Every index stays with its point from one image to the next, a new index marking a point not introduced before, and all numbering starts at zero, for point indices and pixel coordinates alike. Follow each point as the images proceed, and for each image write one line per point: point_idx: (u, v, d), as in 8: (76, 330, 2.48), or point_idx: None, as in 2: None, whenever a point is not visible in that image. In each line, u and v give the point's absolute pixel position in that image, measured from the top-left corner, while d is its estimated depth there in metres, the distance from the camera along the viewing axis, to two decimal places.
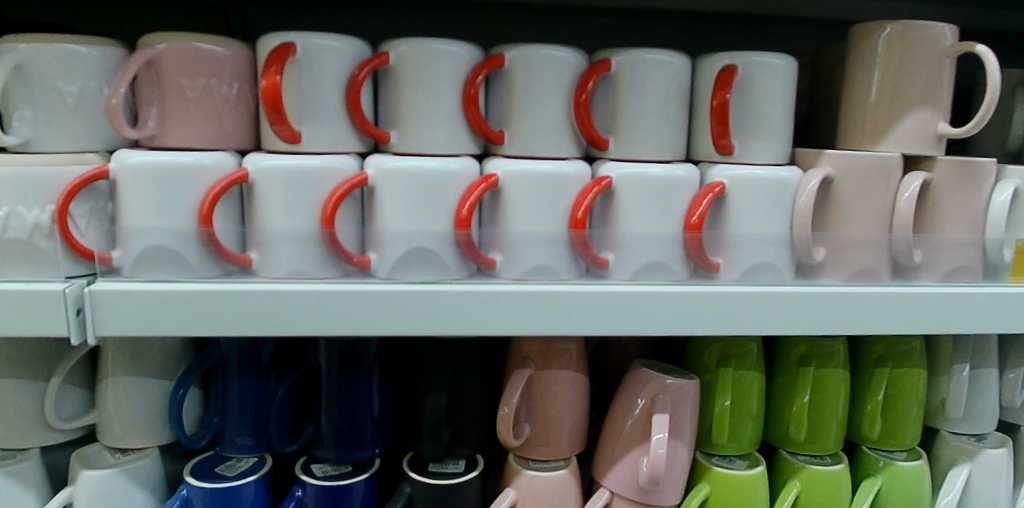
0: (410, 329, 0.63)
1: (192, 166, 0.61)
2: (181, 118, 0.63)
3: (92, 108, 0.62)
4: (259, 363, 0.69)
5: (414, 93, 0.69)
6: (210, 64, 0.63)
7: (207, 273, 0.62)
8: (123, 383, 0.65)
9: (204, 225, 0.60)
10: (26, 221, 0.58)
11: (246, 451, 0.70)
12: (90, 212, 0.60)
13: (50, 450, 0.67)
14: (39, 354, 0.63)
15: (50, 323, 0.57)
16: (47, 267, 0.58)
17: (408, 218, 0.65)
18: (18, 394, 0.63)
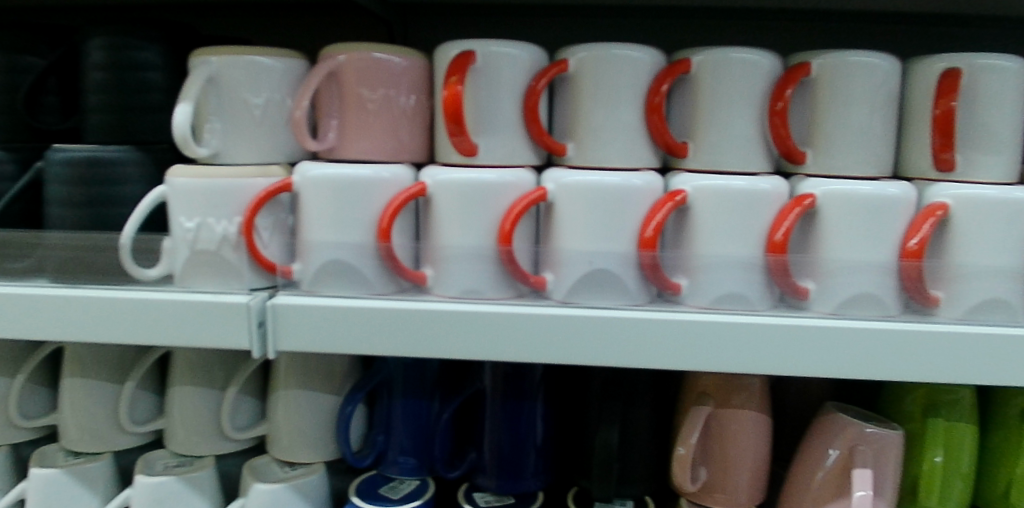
0: (591, 360, 0.58)
1: (370, 179, 0.59)
2: (359, 129, 0.61)
3: (276, 119, 0.61)
4: (424, 383, 0.66)
5: (594, 103, 0.64)
6: (389, 75, 0.62)
7: (381, 290, 0.60)
8: (294, 396, 0.64)
9: (383, 241, 0.58)
10: (215, 233, 0.57)
11: (409, 473, 0.66)
12: (273, 224, 0.59)
13: (223, 458, 0.67)
14: (217, 363, 0.64)
15: (233, 334, 0.56)
16: (233, 280, 0.58)
17: (589, 237, 0.60)
18: (197, 401, 0.63)
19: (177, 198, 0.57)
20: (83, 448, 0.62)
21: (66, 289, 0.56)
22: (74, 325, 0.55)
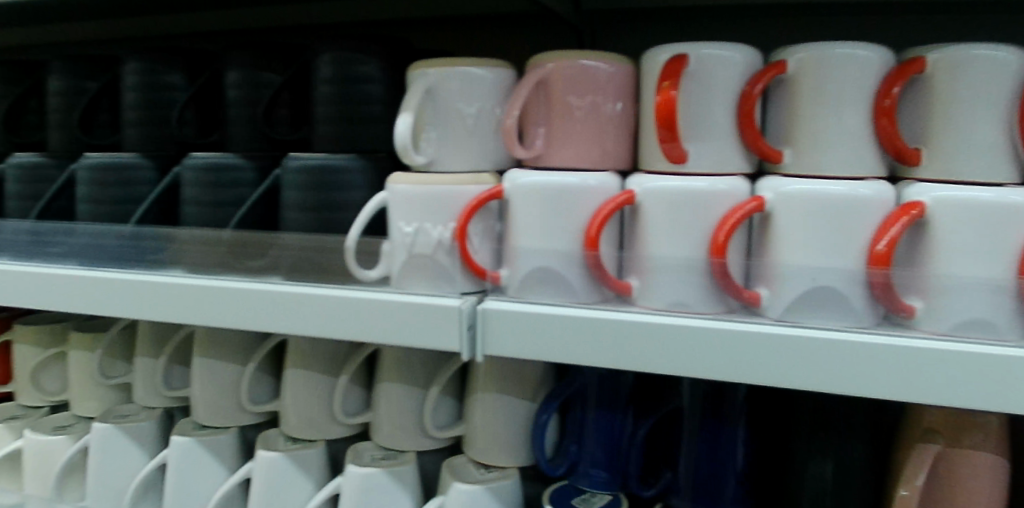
0: (823, 385, 0.51)
1: (578, 187, 0.58)
2: (567, 136, 0.61)
3: (487, 127, 0.62)
4: (616, 397, 0.65)
5: (815, 108, 0.60)
6: (597, 81, 0.61)
7: (586, 299, 0.59)
8: (491, 400, 0.65)
9: (590, 249, 0.57)
10: (431, 237, 0.59)
11: (600, 487, 0.65)
12: (483, 230, 0.61)
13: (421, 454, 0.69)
14: (422, 362, 0.66)
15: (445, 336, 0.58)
16: (446, 282, 0.60)
17: (810, 251, 0.56)
18: (403, 397, 0.66)
19: (399, 203, 0.60)
20: (302, 434, 0.66)
21: (302, 286, 0.59)
22: (301, 323, 0.58)
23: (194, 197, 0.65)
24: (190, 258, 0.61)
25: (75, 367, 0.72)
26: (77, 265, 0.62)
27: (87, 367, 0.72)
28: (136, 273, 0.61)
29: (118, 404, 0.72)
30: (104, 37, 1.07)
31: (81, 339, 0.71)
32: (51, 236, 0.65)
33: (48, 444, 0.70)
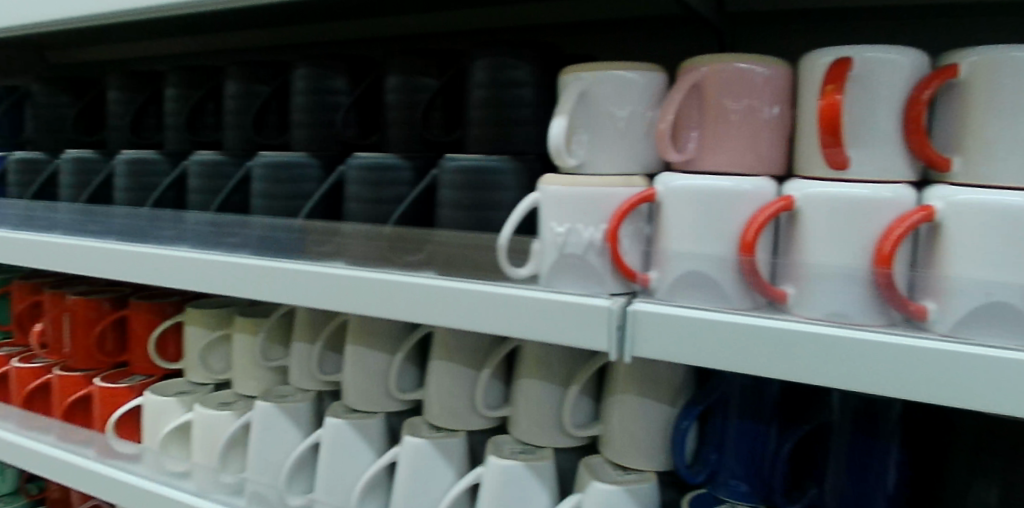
0: (1021, 414, 0.43)
1: (733, 191, 0.57)
2: (721, 140, 0.61)
3: (638, 130, 0.63)
4: (761, 406, 0.64)
5: (989, 112, 0.54)
6: (753, 85, 0.60)
7: (739, 305, 0.58)
8: (631, 402, 0.65)
9: (745, 254, 0.56)
10: (582, 238, 0.60)
11: (739, 497, 0.65)
12: (633, 232, 0.61)
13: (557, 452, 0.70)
14: (562, 360, 0.67)
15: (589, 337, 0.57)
16: (596, 283, 0.60)
17: (988, 263, 0.50)
18: (542, 394, 0.67)
19: (551, 205, 0.61)
20: (444, 423, 0.68)
21: (456, 282, 0.60)
22: (464, 318, 0.59)
23: (357, 194, 0.65)
24: (353, 252, 0.63)
25: (240, 349, 0.71)
26: (247, 254, 0.64)
27: (249, 350, 0.71)
28: (300, 265, 0.62)
29: (278, 386, 0.71)
30: (243, 46, 1.06)
31: (243, 323, 0.71)
32: (229, 226, 0.65)
33: (215, 417, 0.69)
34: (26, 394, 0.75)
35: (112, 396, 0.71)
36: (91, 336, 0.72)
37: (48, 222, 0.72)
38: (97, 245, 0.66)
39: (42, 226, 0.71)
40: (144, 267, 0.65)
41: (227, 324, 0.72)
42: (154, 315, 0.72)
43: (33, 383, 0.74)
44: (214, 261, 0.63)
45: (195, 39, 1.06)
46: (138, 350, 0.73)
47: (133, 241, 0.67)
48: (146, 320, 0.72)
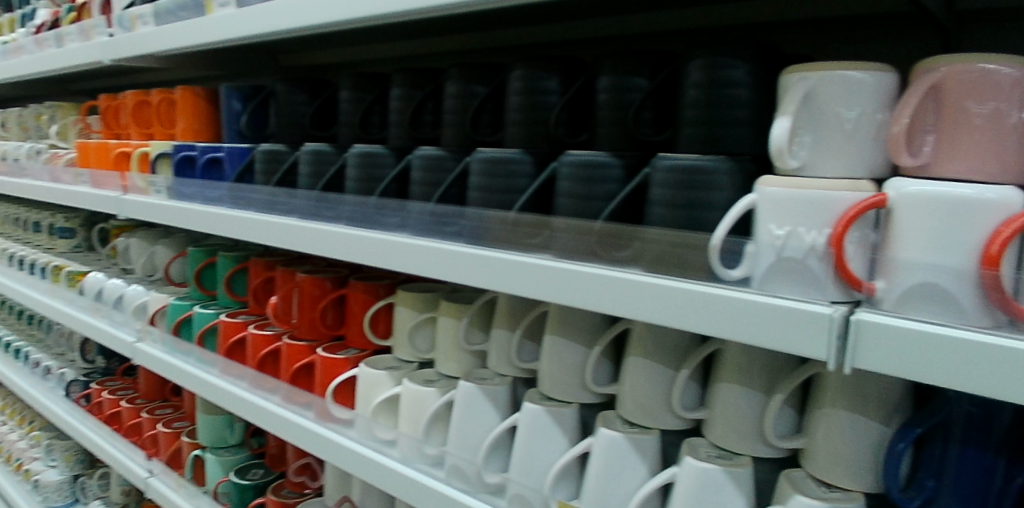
0: None
1: (976, 200, 0.43)
2: (967, 155, 0.45)
3: (866, 135, 0.53)
4: (997, 434, 0.48)
5: None
6: (1006, 85, 0.44)
7: (977, 323, 0.43)
8: (837, 416, 0.58)
9: (989, 268, 0.42)
10: (803, 242, 0.50)
11: None
12: (859, 240, 0.49)
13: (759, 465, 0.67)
14: (763, 367, 0.64)
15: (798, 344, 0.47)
16: (815, 289, 0.49)
17: None
18: (741, 400, 0.64)
19: (768, 206, 0.51)
20: (639, 420, 0.68)
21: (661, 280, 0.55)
22: (707, 323, 0.51)
23: (566, 189, 0.65)
24: (562, 245, 0.62)
25: (444, 331, 0.75)
26: (462, 244, 0.67)
27: (453, 333, 0.75)
28: (511, 255, 0.64)
29: (477, 370, 0.74)
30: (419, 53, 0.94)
31: (449, 306, 0.74)
32: (448, 216, 0.69)
33: (421, 392, 0.73)
34: (260, 358, 0.79)
35: (332, 366, 0.76)
36: (316, 309, 0.78)
37: (287, 206, 0.74)
38: (324, 227, 0.71)
39: (282, 210, 0.74)
40: (366, 251, 0.69)
41: (433, 307, 0.76)
42: (370, 294, 0.77)
43: (266, 349, 0.78)
44: (431, 248, 0.66)
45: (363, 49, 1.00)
46: (355, 326, 0.78)
47: (364, 227, 0.71)
48: (364, 299, 0.77)
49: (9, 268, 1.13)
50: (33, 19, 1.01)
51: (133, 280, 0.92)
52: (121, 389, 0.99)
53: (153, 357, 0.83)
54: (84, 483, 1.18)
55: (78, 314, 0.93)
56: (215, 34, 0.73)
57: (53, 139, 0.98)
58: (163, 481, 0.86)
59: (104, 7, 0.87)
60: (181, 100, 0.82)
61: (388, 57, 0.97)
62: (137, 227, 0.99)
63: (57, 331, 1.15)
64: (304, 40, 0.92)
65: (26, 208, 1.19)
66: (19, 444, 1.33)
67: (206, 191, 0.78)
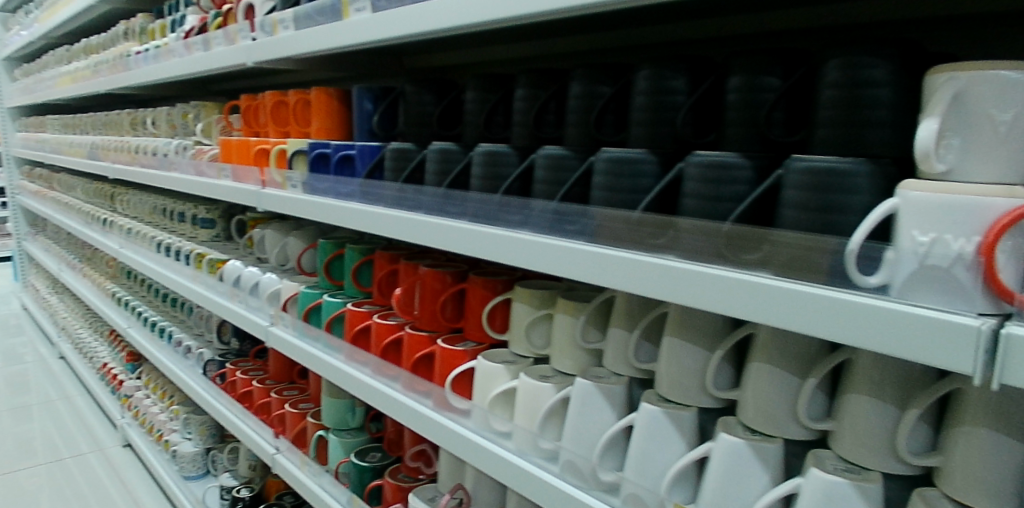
0: None
1: None
2: None
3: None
4: None
5: None
6: None
7: None
8: (977, 437, 0.49)
9: None
10: (950, 250, 0.43)
11: None
12: (1014, 247, 0.42)
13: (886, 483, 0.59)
14: (899, 379, 0.56)
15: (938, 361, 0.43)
16: (960, 300, 0.43)
17: None
18: (872, 414, 0.58)
19: (912, 212, 0.46)
20: (761, 426, 0.65)
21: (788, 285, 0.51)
22: (850, 333, 0.47)
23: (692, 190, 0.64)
24: (687, 245, 0.59)
25: (560, 327, 0.76)
26: (583, 242, 0.66)
27: (570, 331, 0.75)
28: (633, 253, 0.62)
29: (593, 368, 0.75)
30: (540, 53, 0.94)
31: (567, 304, 0.75)
32: (571, 214, 0.68)
33: (537, 387, 0.74)
34: (383, 346, 0.83)
35: (451, 357, 0.79)
36: (437, 302, 0.81)
37: (414, 202, 0.78)
38: (449, 222, 0.73)
39: (410, 206, 0.78)
40: (489, 247, 0.71)
41: (550, 304, 0.77)
42: (488, 289, 0.79)
43: (389, 337, 0.82)
44: (553, 245, 0.66)
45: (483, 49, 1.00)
46: (473, 319, 0.80)
47: (488, 224, 0.72)
48: (482, 293, 0.79)
49: (157, 255, 1.23)
50: (181, 23, 1.08)
51: (268, 269, 0.99)
52: (252, 371, 1.06)
53: (285, 341, 0.89)
54: (215, 455, 1.28)
55: (219, 300, 1.01)
56: (351, 39, 0.77)
57: (199, 136, 1.06)
58: (289, 458, 0.92)
59: (248, 13, 0.92)
60: (316, 101, 0.88)
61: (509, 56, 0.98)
62: (271, 220, 1.06)
63: (197, 314, 1.25)
64: (432, 43, 0.95)
65: (172, 199, 1.29)
66: (158, 416, 1.45)
67: (338, 187, 0.83)
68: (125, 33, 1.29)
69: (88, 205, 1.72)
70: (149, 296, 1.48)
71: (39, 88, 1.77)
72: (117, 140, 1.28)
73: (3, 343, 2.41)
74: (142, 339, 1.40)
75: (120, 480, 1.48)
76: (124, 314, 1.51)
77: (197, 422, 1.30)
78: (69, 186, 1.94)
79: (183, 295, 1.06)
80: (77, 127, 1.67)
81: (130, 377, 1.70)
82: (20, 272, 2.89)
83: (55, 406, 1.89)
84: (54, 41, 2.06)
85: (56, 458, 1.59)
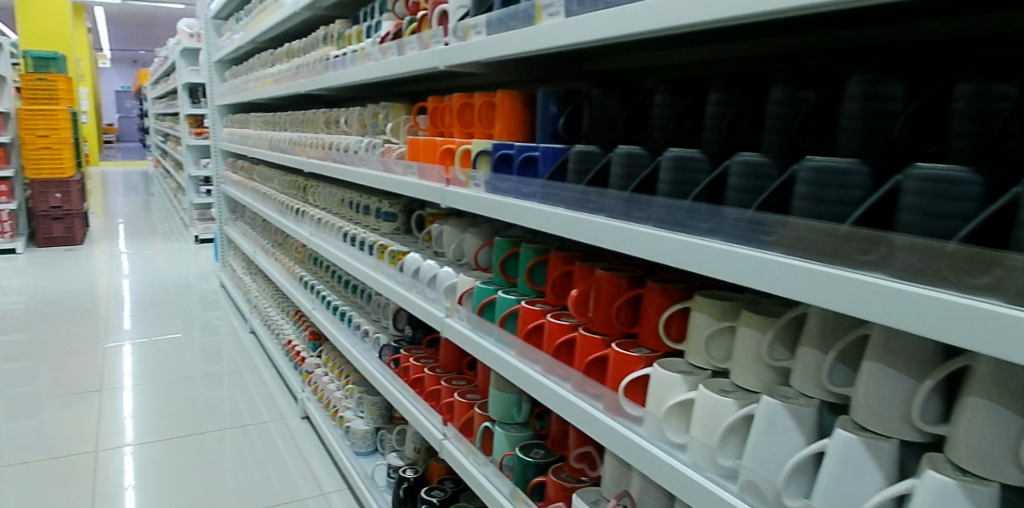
0: None
1: None
2: None
3: None
4: None
5: None
6: None
7: None
8: None
9: None
10: None
11: None
12: None
13: None
14: None
15: None
16: None
17: None
18: None
19: None
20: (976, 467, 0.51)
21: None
22: None
23: (908, 206, 0.53)
24: (898, 263, 0.51)
25: (742, 341, 0.72)
26: (781, 253, 0.59)
27: (754, 346, 0.71)
28: (837, 268, 0.54)
29: (780, 386, 0.70)
30: (732, 56, 0.91)
31: (753, 317, 0.70)
32: (763, 223, 0.62)
33: (717, 401, 0.70)
34: (555, 345, 0.84)
35: (625, 362, 0.78)
36: (612, 306, 0.81)
37: (596, 205, 0.77)
38: (633, 226, 0.72)
39: (591, 208, 0.78)
40: (672, 253, 0.68)
41: (733, 316, 0.73)
42: (665, 297, 0.78)
43: (562, 337, 0.83)
44: (734, 254, 0.62)
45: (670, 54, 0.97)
46: (648, 326, 0.79)
47: (673, 230, 0.70)
48: (659, 301, 0.78)
49: (344, 244, 1.36)
50: (378, 29, 1.19)
51: (445, 263, 1.04)
52: (423, 359, 1.14)
53: (460, 333, 0.95)
54: (383, 435, 1.37)
55: (399, 290, 1.10)
56: (536, 45, 0.79)
57: (388, 135, 1.16)
58: (455, 444, 0.98)
59: (440, 19, 0.98)
60: (501, 104, 0.91)
61: (697, 60, 0.95)
62: (448, 216, 1.12)
63: (375, 301, 1.36)
64: (618, 48, 0.95)
65: (359, 194, 1.41)
66: (333, 393, 1.58)
67: (520, 187, 0.85)
68: (325, 37, 1.43)
69: (282, 195, 1.90)
70: (332, 281, 1.61)
71: (246, 90, 1.99)
72: (314, 137, 1.44)
73: (201, 315, 2.74)
74: (325, 321, 1.54)
75: (300, 452, 1.63)
76: (309, 297, 1.66)
77: (369, 402, 1.40)
78: (265, 178, 2.16)
79: (367, 283, 1.17)
80: (277, 124, 1.86)
81: (311, 354, 1.84)
82: (218, 251, 3.26)
83: (244, 374, 2.11)
84: (258, 46, 2.32)
85: (244, 423, 1.78)
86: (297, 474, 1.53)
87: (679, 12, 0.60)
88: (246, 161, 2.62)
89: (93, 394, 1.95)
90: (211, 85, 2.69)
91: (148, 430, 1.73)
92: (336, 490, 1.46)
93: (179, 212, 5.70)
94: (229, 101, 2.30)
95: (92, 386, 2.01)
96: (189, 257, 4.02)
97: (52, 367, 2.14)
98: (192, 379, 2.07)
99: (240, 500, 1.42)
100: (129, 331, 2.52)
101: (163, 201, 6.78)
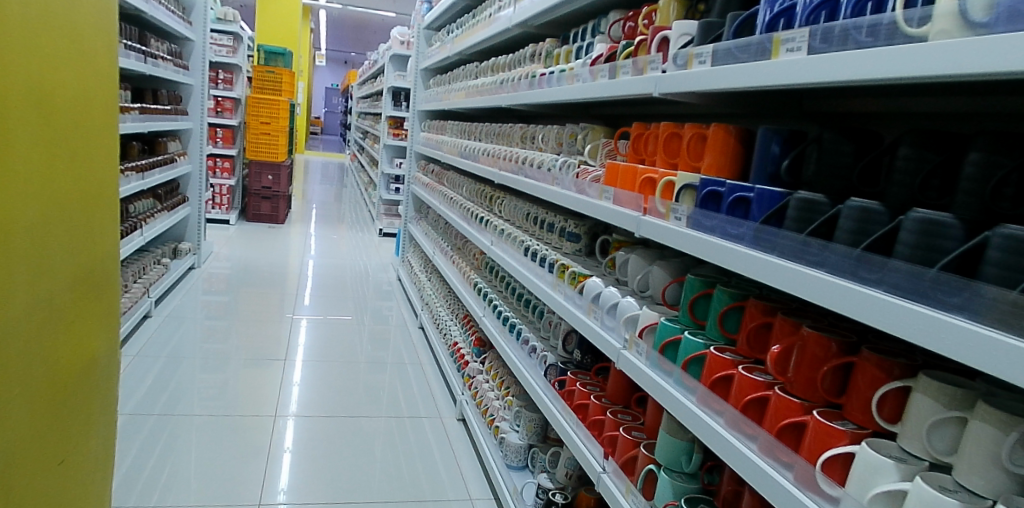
0: None
1: None
2: None
3: None
4: None
5: None
6: None
7: None
8: None
9: None
10: None
11: None
12: None
13: None
14: None
15: None
16: None
17: None
18: None
19: None
20: None
21: None
22: None
23: None
24: None
25: (974, 438, 0.58)
26: None
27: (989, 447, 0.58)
28: None
29: (1020, 498, 0.55)
30: (1007, 110, 0.78)
31: (989, 411, 0.57)
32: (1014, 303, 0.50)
33: (935, 499, 0.57)
34: (744, 401, 0.79)
35: (825, 434, 0.69)
36: (816, 371, 0.74)
37: (815, 257, 0.69)
38: (860, 288, 0.62)
39: (811, 261, 0.70)
40: (899, 323, 0.57)
41: (967, 407, 0.61)
42: (881, 371, 0.68)
43: (753, 394, 0.79)
44: (968, 333, 0.50)
45: (926, 101, 0.86)
46: (857, 399, 0.71)
47: (910, 299, 0.58)
48: (873, 373, 0.69)
49: (525, 259, 1.43)
50: (589, 50, 1.25)
51: (627, 293, 1.08)
52: (590, 385, 1.16)
53: (637, 368, 0.95)
54: (535, 453, 1.38)
55: (579, 313, 1.15)
56: (758, 77, 0.75)
57: (584, 156, 1.23)
58: (615, 481, 0.97)
59: (660, 45, 0.96)
60: (714, 138, 0.89)
61: (959, 110, 0.84)
62: (633, 245, 1.16)
63: (547, 319, 1.40)
64: (863, 90, 0.87)
65: (544, 210, 1.47)
66: (491, 402, 1.62)
67: (728, 227, 0.81)
68: (532, 54, 1.49)
69: (467, 201, 2.00)
70: (505, 293, 1.66)
71: (446, 98, 2.12)
72: (508, 150, 1.53)
73: (376, 303, 2.93)
74: (494, 330, 1.61)
75: (450, 452, 1.68)
76: (482, 304, 1.74)
77: (526, 418, 1.41)
78: (452, 183, 2.28)
79: (548, 303, 1.24)
80: (470, 133, 1.96)
81: (475, 359, 1.89)
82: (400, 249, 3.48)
83: (407, 366, 2.22)
84: (463, 58, 2.47)
85: (401, 413, 1.86)
86: (446, 474, 1.58)
87: (947, 60, 0.52)
88: (439, 164, 2.78)
89: (275, 359, 2.15)
90: (415, 90, 2.87)
91: (311, 403, 1.87)
92: (482, 498, 1.49)
93: (367, 205, 6.17)
94: (430, 107, 2.46)
95: (275, 353, 2.21)
96: (370, 247, 4.34)
97: (247, 328, 2.42)
98: (359, 362, 2.21)
99: (387, 489, 1.49)
100: (310, 307, 2.76)
101: (352, 192, 7.40)
